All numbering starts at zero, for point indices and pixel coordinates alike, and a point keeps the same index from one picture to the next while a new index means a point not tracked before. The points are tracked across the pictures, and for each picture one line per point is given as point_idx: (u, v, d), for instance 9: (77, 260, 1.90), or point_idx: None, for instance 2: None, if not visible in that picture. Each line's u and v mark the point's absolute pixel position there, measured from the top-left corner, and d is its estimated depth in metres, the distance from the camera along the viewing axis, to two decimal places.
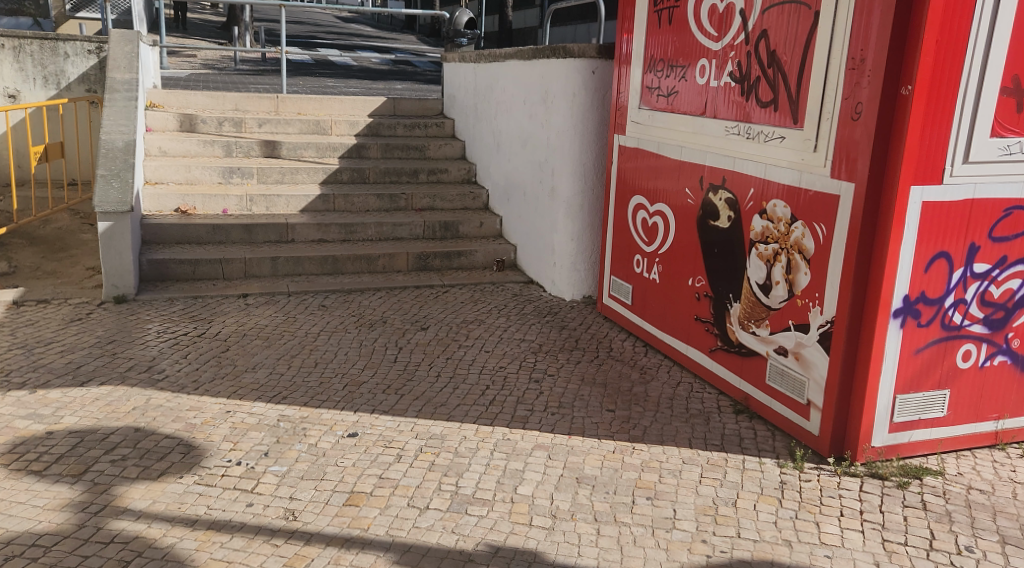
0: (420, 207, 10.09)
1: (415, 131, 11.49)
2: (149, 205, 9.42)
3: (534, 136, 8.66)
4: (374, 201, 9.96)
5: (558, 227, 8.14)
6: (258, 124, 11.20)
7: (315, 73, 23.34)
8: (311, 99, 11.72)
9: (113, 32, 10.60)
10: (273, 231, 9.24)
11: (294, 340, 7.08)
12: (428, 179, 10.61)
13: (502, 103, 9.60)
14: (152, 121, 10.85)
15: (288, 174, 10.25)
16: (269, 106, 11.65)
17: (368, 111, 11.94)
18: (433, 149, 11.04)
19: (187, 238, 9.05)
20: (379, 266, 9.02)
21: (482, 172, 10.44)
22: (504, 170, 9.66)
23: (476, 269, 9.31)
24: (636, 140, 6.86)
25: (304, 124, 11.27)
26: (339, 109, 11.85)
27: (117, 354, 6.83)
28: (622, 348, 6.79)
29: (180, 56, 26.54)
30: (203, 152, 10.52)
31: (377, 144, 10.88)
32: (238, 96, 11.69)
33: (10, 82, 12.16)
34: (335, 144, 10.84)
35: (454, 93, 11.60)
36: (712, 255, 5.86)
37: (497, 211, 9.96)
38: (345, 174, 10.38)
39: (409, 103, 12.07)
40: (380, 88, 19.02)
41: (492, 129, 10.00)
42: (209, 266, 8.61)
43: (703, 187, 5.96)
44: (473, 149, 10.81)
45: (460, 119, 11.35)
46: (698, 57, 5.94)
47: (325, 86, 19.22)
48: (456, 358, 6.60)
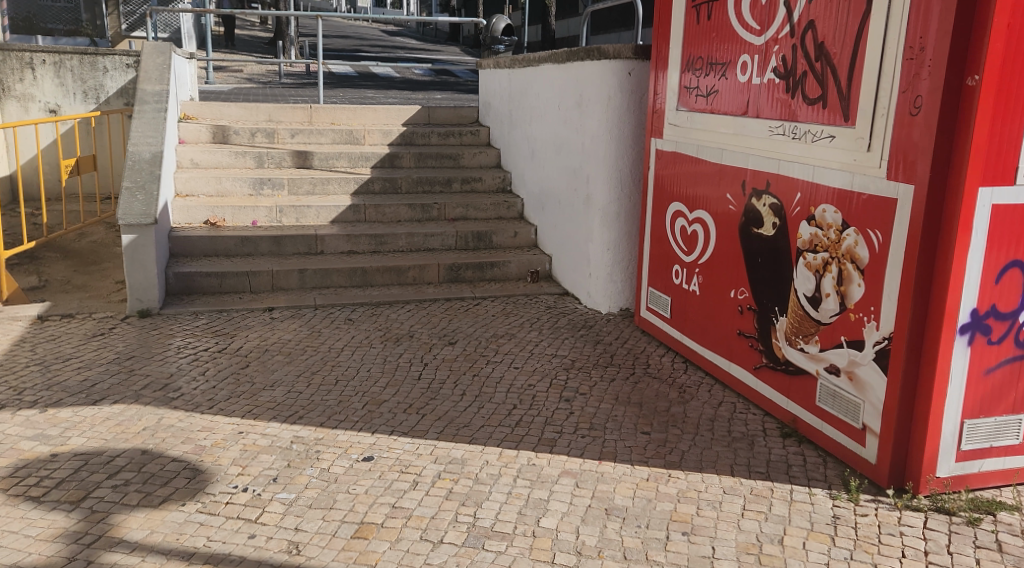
0: (452, 217, 9.77)
1: (449, 140, 11.17)
2: (177, 217, 9.13)
3: (569, 141, 8.30)
4: (405, 211, 9.65)
5: (594, 236, 7.76)
6: (292, 136, 10.86)
7: (356, 84, 23.21)
8: (344, 109, 11.46)
9: (147, 45, 10.39)
10: (301, 242, 8.95)
11: (317, 355, 6.74)
12: (462, 188, 10.28)
13: (536, 109, 9.26)
14: (183, 133, 10.52)
15: (319, 184, 9.89)
16: (302, 117, 11.37)
17: (402, 120, 11.66)
18: (467, 158, 10.71)
19: (215, 250, 8.74)
20: (408, 278, 8.72)
21: (517, 181, 10.10)
22: (538, 178, 9.31)
23: (509, 280, 8.96)
24: (673, 144, 6.47)
25: (338, 134, 10.93)
26: (373, 117, 11.53)
27: (134, 370, 6.43)
28: (659, 365, 6.38)
29: (226, 71, 26.71)
30: (234, 164, 10.21)
31: (410, 153, 10.56)
32: (272, 107, 11.30)
33: (51, 97, 12.16)
34: (367, 154, 10.50)
35: (489, 99, 11.28)
36: (754, 265, 5.43)
37: (532, 220, 9.61)
38: (377, 184, 10.04)
39: (444, 111, 11.76)
40: (420, 98, 18.79)
41: (526, 135, 9.66)
42: (237, 279, 8.33)
43: (745, 192, 5.53)
44: (508, 157, 10.47)
45: (495, 126, 11.03)
46: (739, 53, 5.53)
47: (364, 96, 19.04)
48: (483, 375, 6.23)
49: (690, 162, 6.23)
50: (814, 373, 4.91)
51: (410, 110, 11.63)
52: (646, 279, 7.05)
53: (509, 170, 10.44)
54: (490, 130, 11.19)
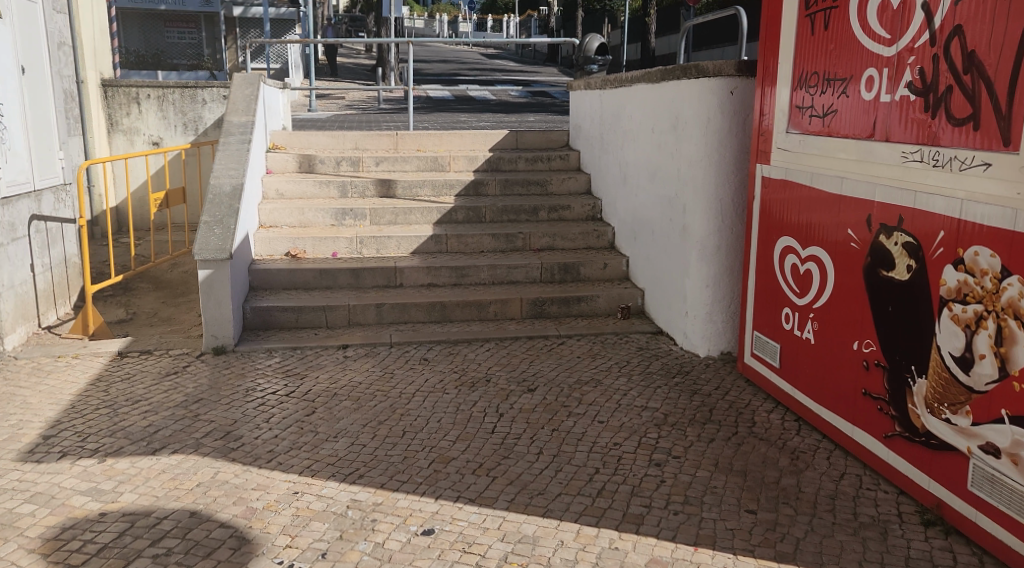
0: (538, 247, 9.18)
1: (538, 165, 10.60)
2: (258, 249, 8.64)
3: (664, 167, 7.62)
4: (489, 241, 9.11)
5: (691, 271, 7.05)
6: (378, 164, 10.35)
7: (451, 108, 22.88)
8: (430, 135, 10.97)
9: (235, 76, 9.26)
10: (380, 275, 8.43)
11: (387, 401, 6.14)
12: (550, 216, 9.66)
13: (628, 132, 8.62)
14: (271, 163, 10.07)
15: (401, 214, 9.41)
16: (388, 143, 10.90)
17: (490, 145, 11.15)
18: (555, 184, 10.12)
19: (295, 284, 8.25)
20: (489, 314, 8.14)
21: (607, 209, 9.47)
22: (629, 206, 8.66)
23: (597, 315, 8.29)
24: (783, 170, 5.73)
25: (427, 162, 10.40)
26: (459, 144, 11.04)
27: (199, 417, 5.67)
28: (771, 426, 5.62)
29: (329, 99, 26.88)
30: (319, 194, 9.67)
31: (495, 180, 10.06)
32: (359, 134, 10.84)
33: (154, 130, 11.68)
34: (451, 181, 10.00)
35: (579, 122, 10.67)
36: (884, 314, 4.73)
37: (623, 251, 8.94)
38: (460, 213, 9.51)
39: (532, 135, 11.20)
40: (513, 121, 18.27)
41: (618, 160, 9.02)
42: (313, 314, 7.78)
43: (870, 229, 4.81)
44: (599, 183, 9.83)
45: (585, 151, 10.42)
46: (863, 67, 4.78)
47: (456, 120, 18.65)
48: (563, 430, 5.60)
49: (802, 192, 5.51)
50: (966, 451, 4.19)
51: (497, 135, 11.11)
52: (750, 322, 6.32)
53: (599, 196, 9.79)
54: (580, 154, 10.57)
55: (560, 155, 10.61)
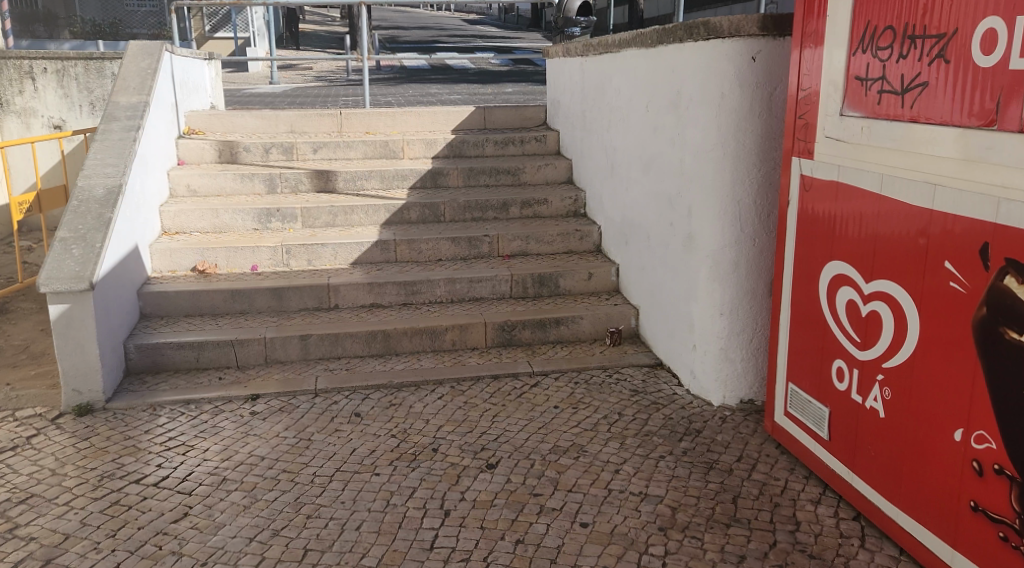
0: (509, 254, 7.54)
1: (508, 150, 8.91)
2: (157, 263, 6.96)
3: (660, 157, 5.96)
4: (449, 246, 7.44)
5: (702, 293, 5.40)
6: (316, 148, 8.63)
7: (424, 79, 21.11)
8: (381, 114, 9.25)
9: (130, 44, 7.93)
10: (309, 295, 6.76)
11: (292, 491, 4.51)
12: (522, 212, 8.00)
13: (616, 111, 6.96)
14: (184, 151, 8.29)
15: (341, 214, 7.73)
16: (333, 127, 9.19)
17: (453, 125, 9.43)
18: (529, 172, 8.42)
19: (199, 309, 6.62)
20: (445, 345, 6.50)
21: (592, 203, 7.81)
22: (619, 202, 7.02)
23: (581, 341, 6.66)
24: (836, 168, 4.10)
25: (369, 143, 8.71)
26: (415, 123, 9.32)
27: (14, 532, 4.19)
28: (826, 536, 4.00)
29: (294, 70, 25.05)
30: (240, 190, 8.02)
31: (457, 169, 8.34)
32: (293, 112, 9.10)
33: (55, 111, 10.07)
34: (403, 171, 8.29)
35: (557, 97, 8.96)
36: (1015, 399, 3.19)
37: (612, 256, 7.30)
38: (415, 211, 7.85)
39: (501, 110, 9.47)
40: (488, 93, 16.49)
41: (604, 145, 7.36)
42: (219, 351, 6.13)
43: (989, 268, 3.24)
44: (582, 170, 8.15)
45: (564, 133, 8.74)
46: (977, 16, 3.21)
47: (426, 93, 16.85)
48: (533, 545, 4.00)
49: (865, 201, 3.88)
50: None
51: (460, 112, 9.40)
52: (782, 368, 4.72)
53: (583, 188, 8.12)
54: (560, 136, 8.88)
55: (535, 136, 8.91)
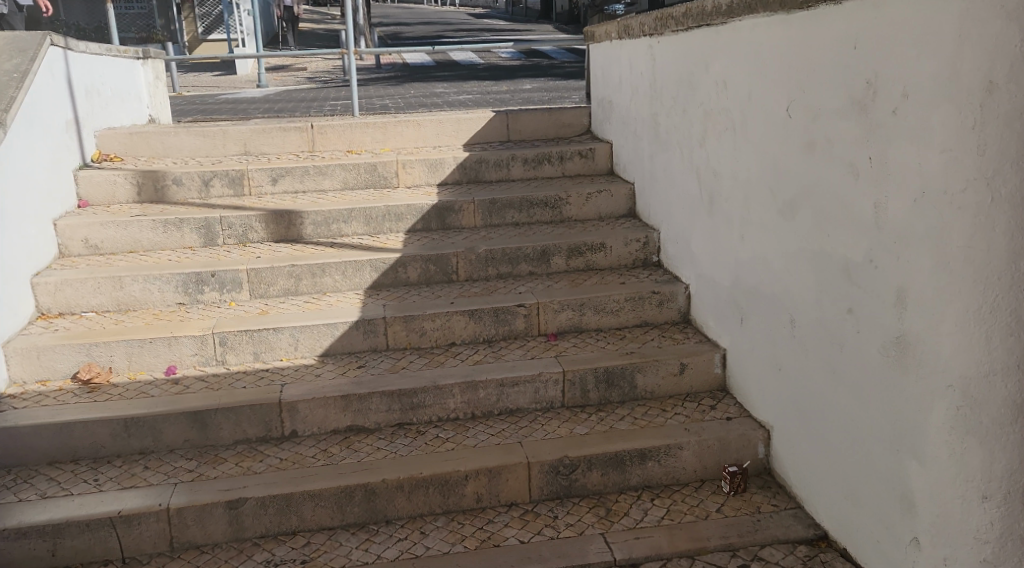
0: (555, 331, 5.15)
1: (543, 170, 6.48)
2: (18, 371, 4.51)
3: (827, 194, 3.59)
4: (467, 322, 5.02)
5: (952, 444, 3.00)
6: (275, 174, 6.16)
7: (428, 77, 18.72)
8: (368, 125, 6.81)
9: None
10: (249, 417, 4.27)
11: None
12: (569, 264, 5.61)
13: (721, 116, 4.56)
14: (88, 189, 5.85)
15: (308, 276, 5.30)
16: (302, 145, 6.74)
17: (466, 138, 7.00)
18: (575, 205, 6.03)
19: (72, 449, 4.14)
20: (464, 503, 4.07)
21: (675, 250, 5.39)
22: (729, 256, 4.62)
23: (678, 485, 4.28)
24: None
25: (348, 167, 6.26)
26: (413, 137, 6.88)
27: None
28: None
29: (286, 71, 22.66)
30: (163, 244, 5.56)
31: (474, 203, 5.91)
32: (248, 125, 6.64)
33: None
34: (398, 208, 5.85)
35: (607, 96, 6.54)
36: None
37: (714, 334, 4.88)
38: (417, 269, 5.45)
39: (528, 114, 7.04)
40: (505, 91, 14.03)
41: (695, 166, 4.97)
42: (87, 537, 3.74)
43: None
44: (651, 199, 5.77)
45: (620, 148, 6.33)
46: None
47: (432, 94, 14.41)
48: None
49: None
50: None
51: (473, 118, 6.95)
52: None
53: (653, 224, 5.75)
54: (614, 149, 6.45)
55: (579, 150, 6.48)
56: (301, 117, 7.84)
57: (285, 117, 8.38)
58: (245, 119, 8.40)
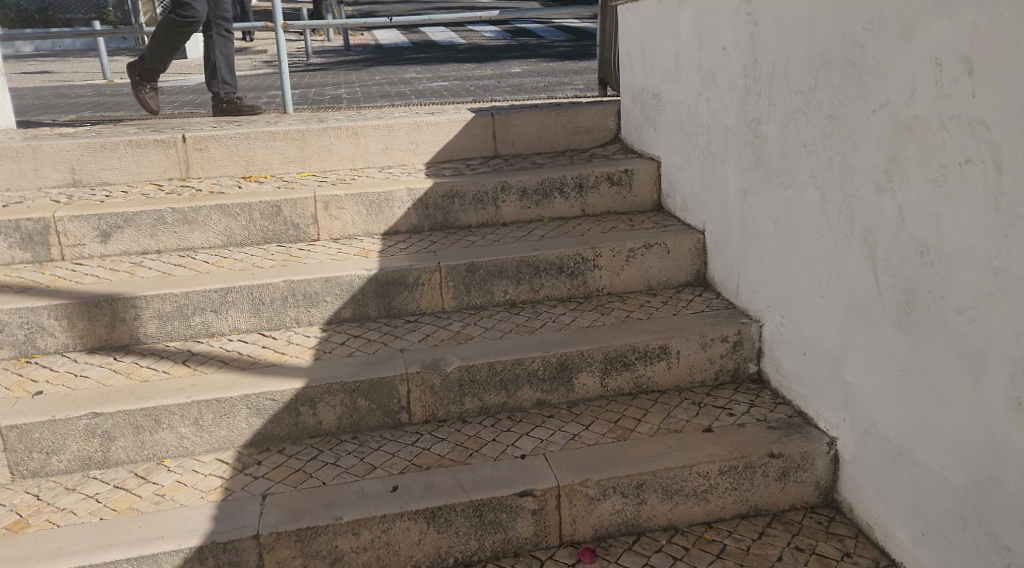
0: (590, 541, 2.73)
1: (552, 206, 4.16)
2: None
3: None
4: (422, 534, 2.62)
5: None
6: (108, 224, 3.81)
7: (401, 59, 16.27)
8: (273, 137, 4.48)
9: None
10: None
11: None
12: (607, 387, 3.15)
13: (952, 140, 2.11)
14: None
15: (126, 430, 2.92)
16: (170, 169, 4.42)
17: (429, 154, 4.66)
18: (605, 274, 3.67)
19: None
20: None
21: (796, 365, 2.90)
22: (965, 431, 2.18)
23: None
24: None
25: (230, 212, 3.91)
26: (347, 154, 4.57)
27: None
28: None
29: (243, 54, 20.19)
30: None
31: (438, 270, 3.55)
32: (77, 138, 4.32)
33: None
34: (307, 287, 3.47)
35: (651, 86, 4.14)
36: None
37: (908, 561, 2.45)
38: (335, 408, 3.03)
39: (523, 115, 4.69)
40: (492, 76, 11.61)
41: (858, 227, 2.48)
42: None
43: None
44: (736, 262, 3.30)
45: (674, 169, 3.93)
46: None
47: (404, 79, 11.99)
48: None
49: None
50: None
51: (439, 123, 4.63)
52: None
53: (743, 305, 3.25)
54: (666, 171, 4.07)
55: (607, 174, 4.16)
56: (199, 121, 5.48)
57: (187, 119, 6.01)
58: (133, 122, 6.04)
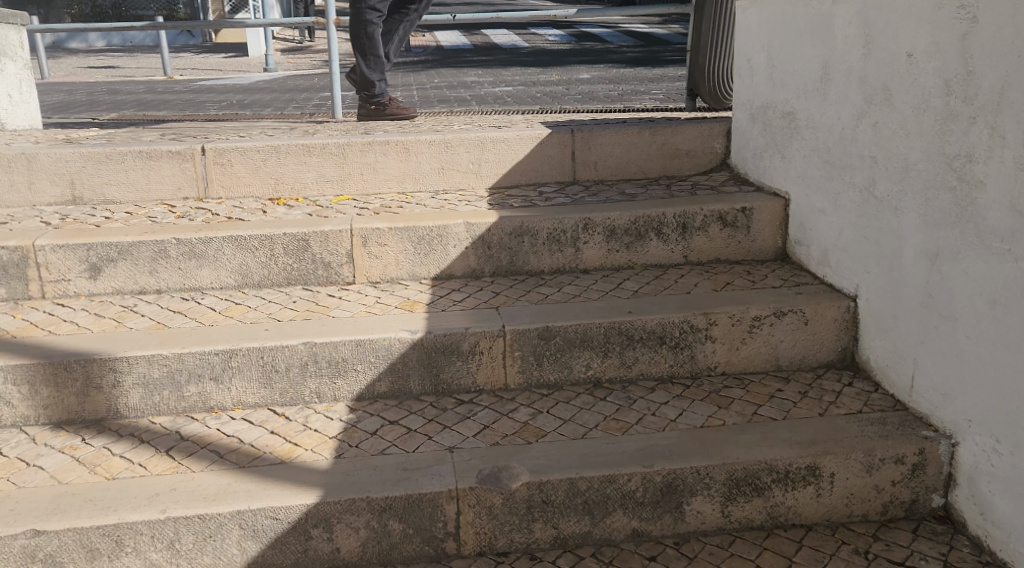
0: None
1: (646, 250, 3.33)
2: None
3: None
4: None
5: None
6: (97, 257, 3.05)
7: (463, 61, 15.58)
8: (308, 151, 3.74)
9: None
10: None
11: None
12: (728, 517, 2.35)
13: None
14: None
15: (77, 552, 2.16)
16: (184, 187, 3.69)
17: (491, 179, 3.87)
18: (718, 348, 2.85)
19: None
20: None
21: (1019, 511, 2.10)
22: None
23: None
24: None
25: (246, 246, 3.13)
26: (395, 174, 3.82)
27: None
28: None
29: (302, 53, 19.71)
30: None
31: (499, 336, 2.75)
32: (80, 146, 3.60)
33: None
34: (331, 352, 2.67)
35: (783, 105, 3.29)
36: None
37: None
38: (358, 532, 2.24)
39: (609, 133, 3.86)
40: (559, 82, 10.83)
41: None
42: None
43: None
44: (920, 351, 2.50)
45: (816, 212, 3.11)
46: None
47: (465, 84, 11.27)
48: None
49: None
50: None
51: (507, 140, 3.82)
52: None
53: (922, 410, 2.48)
54: (799, 212, 3.23)
55: (717, 213, 3.31)
56: (231, 128, 4.78)
57: (222, 124, 5.31)
58: (162, 125, 5.37)
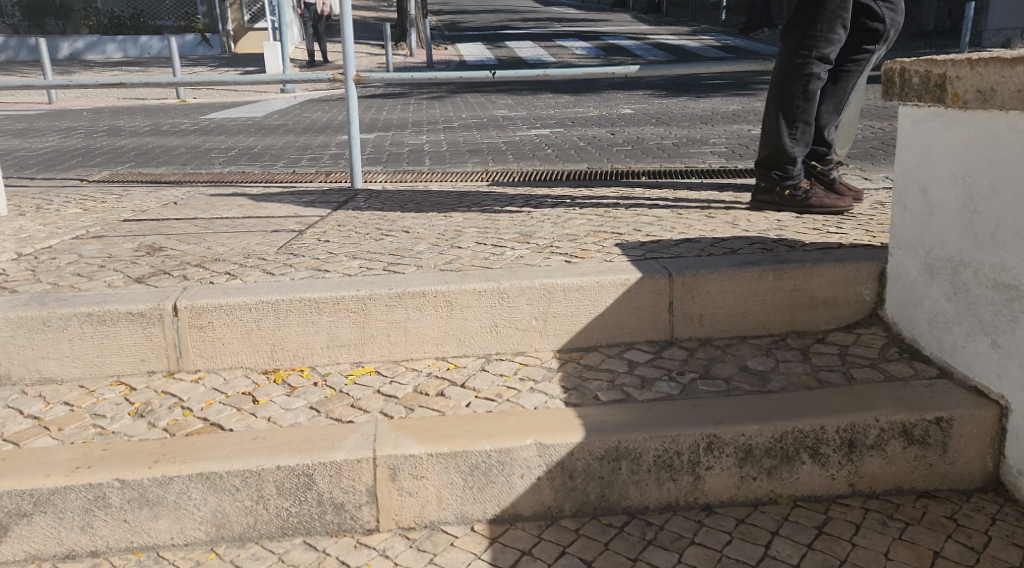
0: None
1: (795, 478, 2.26)
2: None
3: None
4: None
5: None
6: (4, 511, 2.18)
7: (493, 85, 14.69)
8: (317, 308, 2.80)
9: None
10: None
11: None
12: None
13: None
14: None
15: None
16: (150, 359, 2.78)
17: (559, 340, 2.88)
18: None
19: None
20: None
21: None
22: None
23: None
24: None
25: (224, 486, 2.22)
26: (433, 335, 2.85)
27: None
28: None
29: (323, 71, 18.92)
30: None
31: None
32: (9, 308, 2.74)
33: None
34: None
35: (997, 272, 2.23)
36: None
37: None
38: None
39: (725, 277, 2.83)
40: (601, 120, 9.88)
41: None
42: None
43: None
44: None
45: None
46: None
47: (497, 121, 10.35)
48: None
49: None
50: None
51: (583, 288, 2.83)
52: None
53: None
54: None
55: (901, 425, 2.24)
56: (228, 240, 3.86)
57: (221, 220, 4.41)
58: (148, 219, 4.47)
